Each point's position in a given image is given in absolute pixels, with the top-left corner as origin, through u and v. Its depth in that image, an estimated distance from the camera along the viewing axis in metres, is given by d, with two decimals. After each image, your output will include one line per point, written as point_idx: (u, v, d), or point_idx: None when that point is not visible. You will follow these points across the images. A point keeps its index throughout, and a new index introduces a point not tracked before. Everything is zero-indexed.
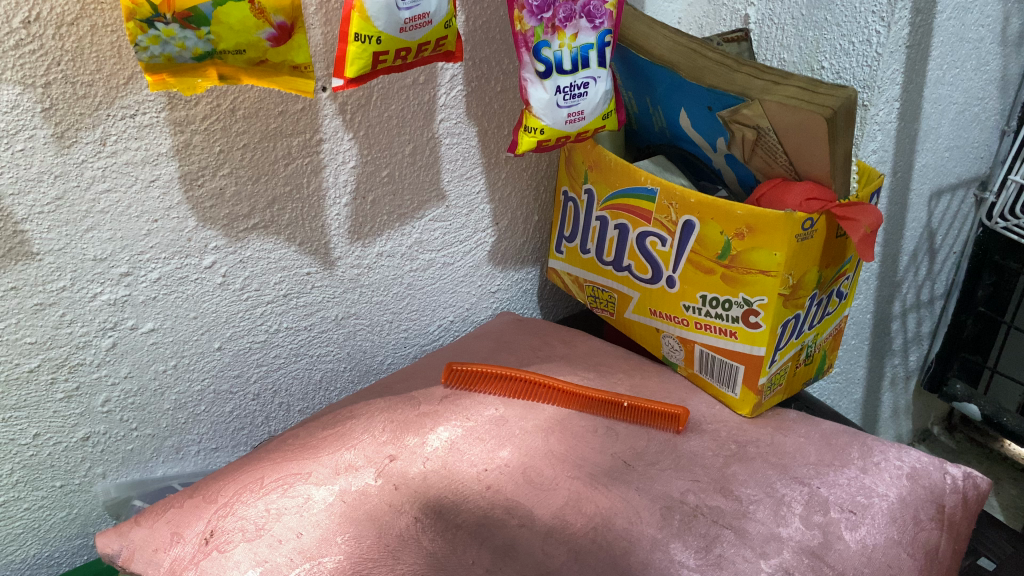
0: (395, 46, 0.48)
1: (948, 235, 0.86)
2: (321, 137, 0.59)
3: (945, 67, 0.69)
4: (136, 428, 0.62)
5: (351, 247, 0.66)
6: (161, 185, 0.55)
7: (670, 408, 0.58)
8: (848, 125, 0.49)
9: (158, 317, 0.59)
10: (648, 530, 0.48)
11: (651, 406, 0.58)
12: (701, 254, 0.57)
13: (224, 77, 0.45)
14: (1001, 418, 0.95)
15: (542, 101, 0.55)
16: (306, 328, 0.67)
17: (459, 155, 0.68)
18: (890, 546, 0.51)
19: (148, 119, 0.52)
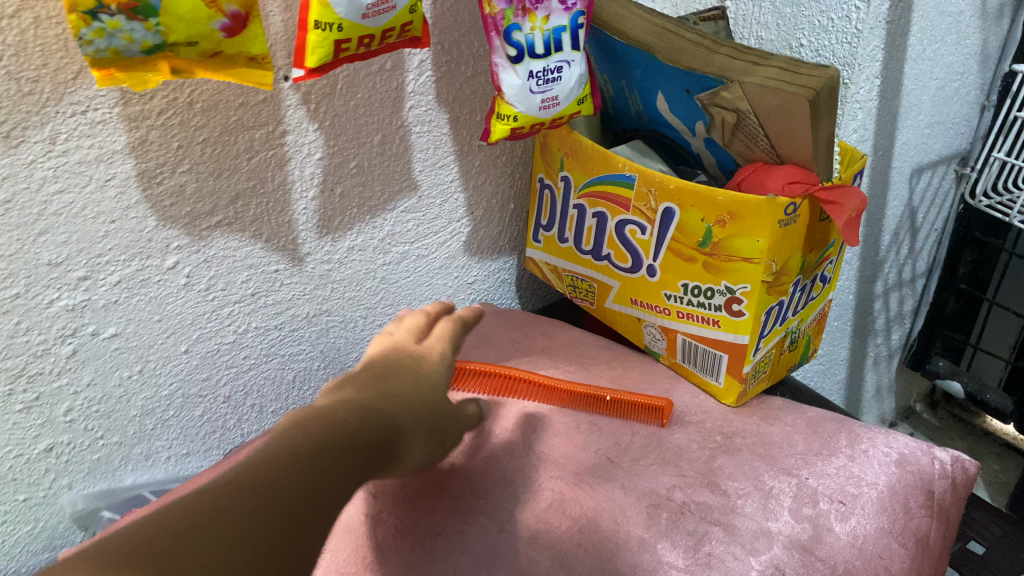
0: (357, 33, 0.45)
1: (929, 213, 0.85)
2: (284, 129, 0.57)
3: (926, 43, 0.68)
4: (102, 437, 0.60)
5: (320, 242, 0.64)
6: (118, 184, 0.52)
7: (654, 402, 0.56)
8: (831, 105, 0.47)
9: (120, 321, 0.57)
10: (635, 531, 0.47)
11: (634, 400, 0.57)
12: (682, 242, 0.55)
13: (177, 72, 0.43)
14: (984, 396, 0.96)
15: (514, 87, 0.53)
16: (276, 327, 0.65)
17: (430, 143, 0.66)
18: (881, 536, 0.50)
19: (100, 116, 0.49)
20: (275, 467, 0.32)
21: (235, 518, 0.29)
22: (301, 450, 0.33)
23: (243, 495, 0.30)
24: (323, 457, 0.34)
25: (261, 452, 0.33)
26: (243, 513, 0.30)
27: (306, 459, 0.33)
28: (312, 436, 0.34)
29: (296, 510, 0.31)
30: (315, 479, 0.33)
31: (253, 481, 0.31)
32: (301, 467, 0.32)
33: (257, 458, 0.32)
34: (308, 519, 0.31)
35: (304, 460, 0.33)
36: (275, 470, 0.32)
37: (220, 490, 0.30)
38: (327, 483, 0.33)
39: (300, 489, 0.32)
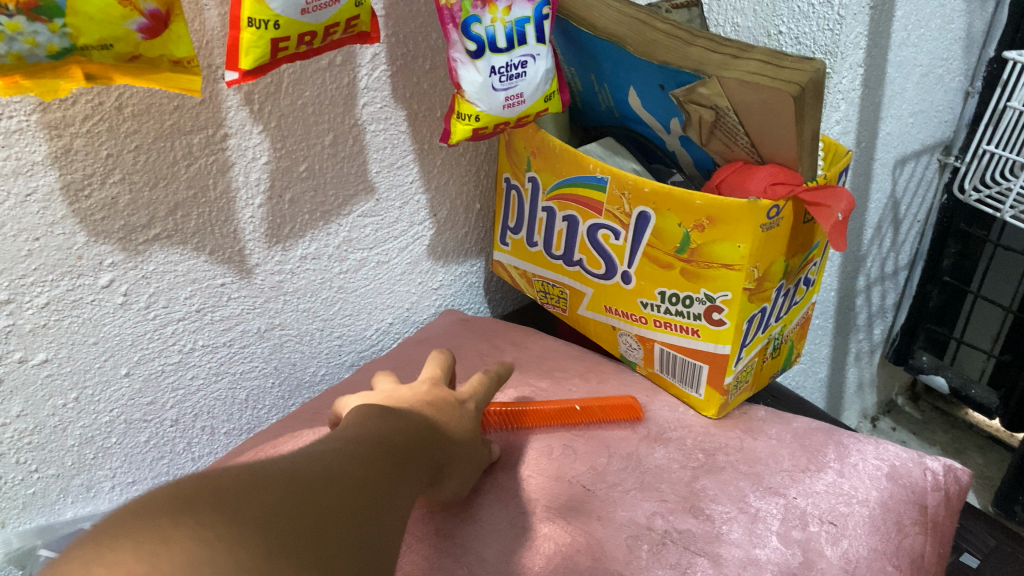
0: (297, 30, 0.41)
1: (912, 203, 0.82)
2: (226, 132, 0.52)
3: (910, 28, 0.65)
4: (36, 470, 0.55)
5: (269, 252, 0.59)
6: (40, 198, 0.47)
7: (624, 404, 0.55)
8: (816, 102, 0.43)
9: (51, 346, 0.52)
10: (615, 566, 0.43)
11: (607, 404, 0.55)
12: (657, 248, 0.52)
13: (91, 78, 0.38)
14: (969, 391, 0.94)
15: (475, 85, 0.48)
16: (225, 344, 0.60)
17: (387, 142, 0.61)
18: (875, 559, 0.47)
19: (15, 124, 0.44)
20: (362, 459, 0.35)
21: (341, 479, 0.32)
22: (376, 458, 0.36)
23: (348, 474, 0.33)
24: (393, 468, 0.37)
25: (348, 446, 0.36)
26: (347, 482, 0.33)
27: (382, 464, 0.36)
28: (387, 448, 0.38)
29: (380, 496, 0.34)
30: (392, 479, 0.36)
31: (349, 463, 0.34)
32: (380, 465, 0.36)
33: (348, 449, 0.35)
34: (384, 503, 0.34)
35: (381, 462, 0.36)
36: (363, 461, 0.35)
37: (324, 460, 0.33)
38: (398, 483, 0.36)
39: (385, 483, 0.35)
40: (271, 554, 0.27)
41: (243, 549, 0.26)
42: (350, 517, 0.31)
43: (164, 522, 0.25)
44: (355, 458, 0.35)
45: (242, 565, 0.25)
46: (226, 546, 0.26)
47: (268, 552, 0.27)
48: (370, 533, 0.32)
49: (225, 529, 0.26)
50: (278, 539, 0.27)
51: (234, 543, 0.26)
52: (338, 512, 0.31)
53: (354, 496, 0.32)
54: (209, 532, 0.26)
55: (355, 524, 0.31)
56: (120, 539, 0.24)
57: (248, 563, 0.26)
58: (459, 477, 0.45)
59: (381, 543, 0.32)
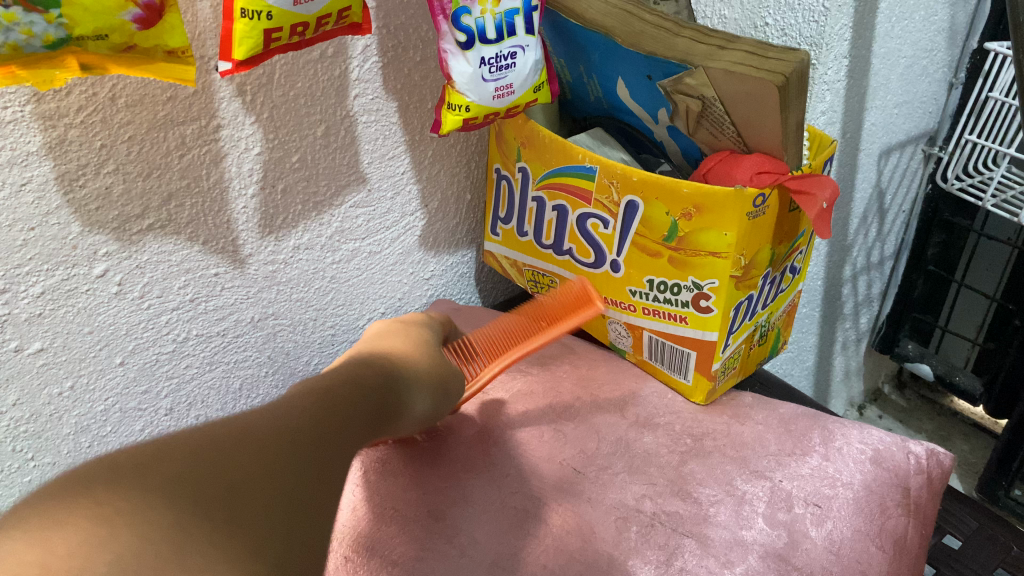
0: (289, 21, 0.41)
1: (898, 193, 0.83)
2: (218, 122, 0.53)
3: (894, 20, 0.67)
4: (33, 458, 0.56)
5: (263, 242, 0.60)
6: (35, 188, 0.47)
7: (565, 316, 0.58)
8: (801, 92, 0.44)
9: (46, 335, 0.52)
10: (605, 547, 0.44)
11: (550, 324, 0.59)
12: (646, 236, 0.52)
13: (87, 68, 0.38)
14: (954, 378, 0.96)
15: (465, 75, 0.49)
16: (219, 333, 0.61)
17: (379, 133, 0.62)
18: (858, 540, 0.48)
19: (10, 115, 0.44)
20: (288, 417, 0.36)
21: (266, 440, 0.33)
22: (313, 407, 0.37)
23: (277, 436, 0.34)
24: (340, 411, 0.39)
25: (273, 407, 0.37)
26: (274, 441, 0.33)
27: (313, 416, 0.37)
28: (330, 395, 0.39)
29: (321, 445, 0.36)
30: (338, 424, 0.38)
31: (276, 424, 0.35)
32: (316, 417, 0.37)
33: (278, 408, 0.36)
34: (319, 452, 0.35)
35: (318, 411, 0.37)
36: (301, 413, 0.37)
37: (245, 423, 0.34)
38: (339, 428, 0.38)
39: (325, 430, 0.37)
40: (182, 520, 0.27)
41: (149, 518, 0.26)
42: (273, 474, 0.32)
43: (62, 505, 0.26)
44: (284, 417, 0.36)
45: (147, 532, 0.26)
46: (131, 519, 0.26)
47: (178, 519, 0.27)
48: (300, 485, 0.33)
49: (130, 503, 0.27)
50: (187, 503, 0.28)
51: (136, 515, 0.26)
52: (260, 470, 0.31)
53: (278, 453, 0.33)
54: (111, 508, 0.26)
55: (283, 479, 0.32)
56: (16, 527, 0.25)
57: (154, 528, 0.26)
58: (422, 400, 0.47)
59: (319, 493, 0.34)
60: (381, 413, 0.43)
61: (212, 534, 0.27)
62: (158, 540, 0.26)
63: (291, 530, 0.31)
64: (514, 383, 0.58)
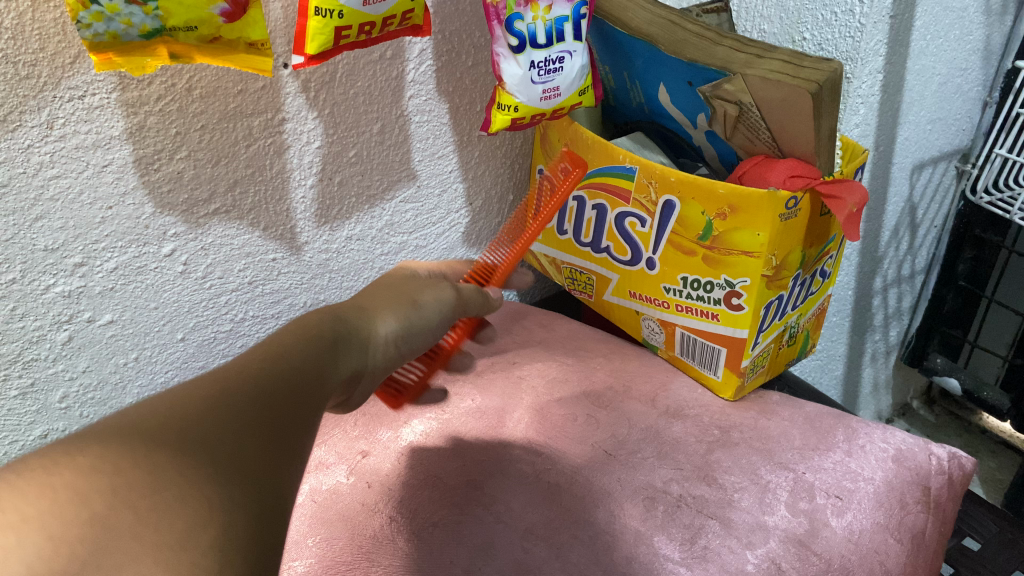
0: (358, 20, 0.45)
1: (929, 208, 0.87)
2: (283, 116, 0.56)
3: (929, 38, 0.69)
4: None
5: (318, 231, 0.63)
6: (115, 170, 0.51)
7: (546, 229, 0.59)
8: (833, 100, 0.47)
9: (116, 308, 0.56)
10: (632, 523, 0.47)
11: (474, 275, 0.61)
12: (682, 235, 0.55)
13: (174, 56, 0.42)
14: (981, 393, 0.98)
15: (515, 77, 0.52)
16: (273, 316, 0.65)
17: (430, 133, 0.65)
18: (877, 531, 0.49)
19: (97, 101, 0.48)
20: (231, 378, 0.33)
21: (223, 397, 0.31)
22: (288, 337, 0.37)
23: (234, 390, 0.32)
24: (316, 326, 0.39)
25: (209, 376, 0.33)
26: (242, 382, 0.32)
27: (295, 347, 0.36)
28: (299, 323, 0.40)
29: (300, 363, 0.36)
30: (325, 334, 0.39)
31: (214, 393, 0.31)
32: (289, 346, 0.37)
33: (238, 362, 0.34)
34: (301, 387, 0.34)
35: (294, 338, 0.38)
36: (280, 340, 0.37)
37: (175, 396, 0.30)
38: (324, 345, 0.38)
39: (310, 353, 0.37)
40: (99, 514, 0.24)
41: (65, 512, 0.24)
42: (240, 429, 0.30)
43: None
44: (226, 378, 0.33)
45: (70, 516, 0.24)
46: (38, 522, 0.23)
47: (92, 514, 0.24)
48: (278, 434, 0.31)
49: (33, 508, 0.24)
50: (103, 498, 0.25)
51: (58, 505, 0.24)
52: (224, 425, 0.30)
53: (242, 399, 0.31)
54: (15, 515, 0.23)
55: (253, 425, 0.31)
56: None
57: (78, 512, 0.24)
58: (393, 320, 0.44)
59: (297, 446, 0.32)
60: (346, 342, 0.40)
61: (135, 525, 0.24)
62: (85, 525, 0.24)
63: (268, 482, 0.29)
64: (550, 371, 0.61)
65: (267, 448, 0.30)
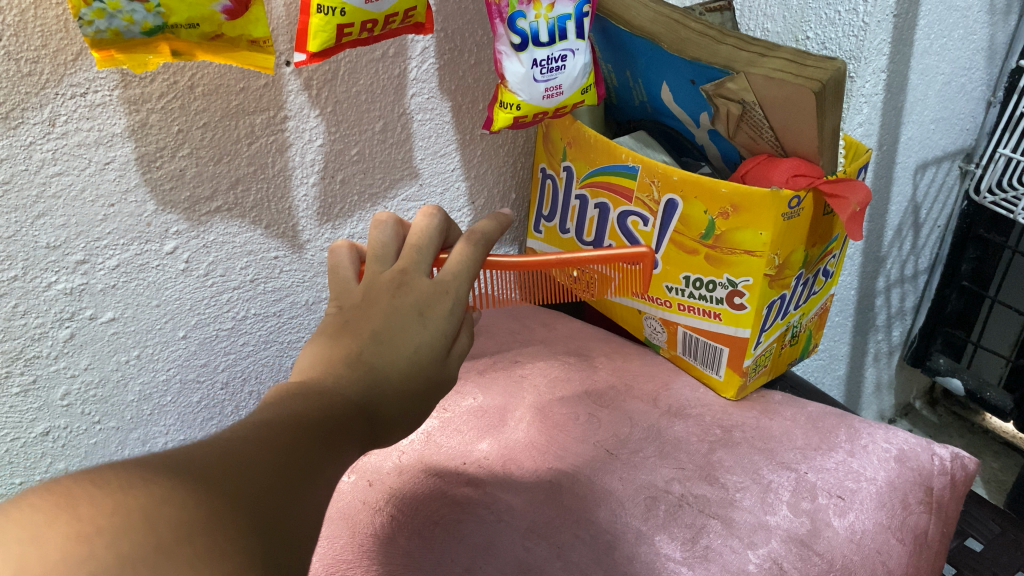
0: (360, 18, 0.45)
1: (933, 208, 0.87)
2: (286, 114, 0.56)
3: (932, 37, 0.69)
4: (99, 422, 0.60)
5: (320, 229, 0.63)
6: (117, 167, 0.51)
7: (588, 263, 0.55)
8: (837, 99, 0.46)
9: (118, 306, 0.56)
10: (633, 523, 0.47)
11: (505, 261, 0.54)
12: (684, 234, 0.55)
13: (178, 54, 0.42)
14: (984, 394, 0.97)
15: (518, 75, 0.52)
16: (275, 314, 0.65)
17: (432, 131, 0.65)
18: (879, 532, 0.49)
19: (99, 98, 0.48)
20: (273, 440, 0.30)
21: (271, 453, 0.29)
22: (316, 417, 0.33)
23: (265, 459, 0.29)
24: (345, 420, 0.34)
25: (251, 426, 0.31)
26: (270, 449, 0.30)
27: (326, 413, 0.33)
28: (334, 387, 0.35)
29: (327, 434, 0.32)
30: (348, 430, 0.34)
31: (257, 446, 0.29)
32: (329, 407, 0.33)
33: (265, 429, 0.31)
34: (335, 454, 0.32)
35: (331, 406, 0.33)
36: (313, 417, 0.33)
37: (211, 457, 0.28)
38: (353, 431, 0.34)
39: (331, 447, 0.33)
40: (166, 542, 0.23)
41: (133, 534, 0.23)
42: (284, 491, 0.29)
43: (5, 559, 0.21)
44: (268, 429, 0.31)
45: (139, 538, 0.23)
46: (110, 537, 0.22)
47: (159, 541, 0.23)
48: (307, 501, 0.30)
49: (107, 522, 0.23)
50: (168, 526, 0.24)
51: (128, 523, 0.23)
52: (269, 485, 0.28)
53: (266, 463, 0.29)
54: (90, 525, 0.22)
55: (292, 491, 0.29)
56: None
57: (146, 538, 0.23)
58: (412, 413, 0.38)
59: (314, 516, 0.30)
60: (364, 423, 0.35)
61: (195, 560, 0.23)
62: (153, 553, 0.23)
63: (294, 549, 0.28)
64: (551, 370, 0.61)
65: (305, 520, 0.29)
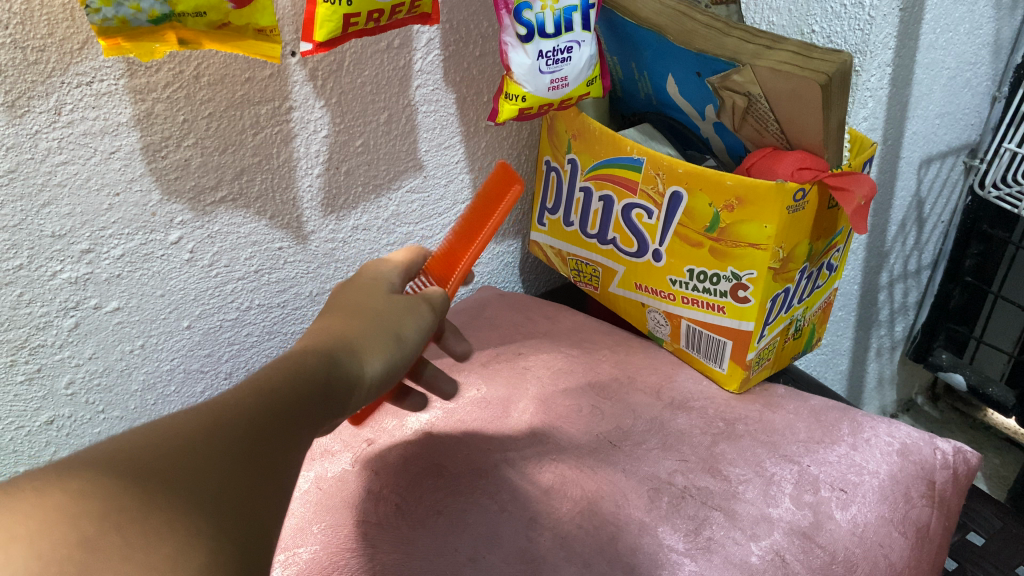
0: (366, 8, 0.45)
1: (937, 203, 0.86)
2: (291, 105, 0.56)
3: (939, 31, 0.69)
4: (103, 411, 0.60)
5: (324, 220, 0.63)
6: (122, 156, 0.51)
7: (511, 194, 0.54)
8: (843, 92, 0.46)
9: (123, 295, 0.56)
10: (636, 514, 0.47)
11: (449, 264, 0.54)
12: (689, 227, 0.55)
13: (184, 43, 0.42)
14: (986, 389, 0.97)
15: (524, 67, 0.52)
16: (279, 305, 0.65)
17: (436, 123, 0.65)
18: (882, 524, 0.49)
19: (105, 87, 0.48)
20: (234, 402, 0.32)
21: (232, 418, 0.31)
22: (277, 376, 0.35)
23: (229, 425, 0.31)
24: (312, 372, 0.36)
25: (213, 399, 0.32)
26: (239, 414, 0.31)
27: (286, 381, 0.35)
28: (296, 358, 0.37)
29: (304, 405, 0.34)
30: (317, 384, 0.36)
31: (234, 417, 0.31)
32: (288, 371, 0.35)
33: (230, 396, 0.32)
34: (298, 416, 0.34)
35: (291, 372, 0.35)
36: (271, 377, 0.35)
37: (173, 427, 0.29)
38: (317, 387, 0.36)
39: (303, 396, 0.35)
40: (90, 535, 0.24)
41: (54, 533, 0.23)
42: (240, 457, 0.30)
43: None
44: (240, 396, 0.32)
45: (59, 538, 0.23)
46: (26, 540, 0.23)
47: (82, 535, 0.23)
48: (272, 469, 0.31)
49: (25, 529, 0.23)
50: (92, 519, 0.24)
51: (47, 524, 0.23)
52: (220, 464, 0.29)
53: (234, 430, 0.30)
54: (5, 532, 0.23)
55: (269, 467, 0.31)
56: None
57: (67, 534, 0.23)
58: (382, 356, 0.41)
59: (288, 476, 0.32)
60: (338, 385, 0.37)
61: (125, 548, 0.24)
62: (75, 549, 0.23)
63: (262, 523, 0.29)
64: (555, 362, 0.61)
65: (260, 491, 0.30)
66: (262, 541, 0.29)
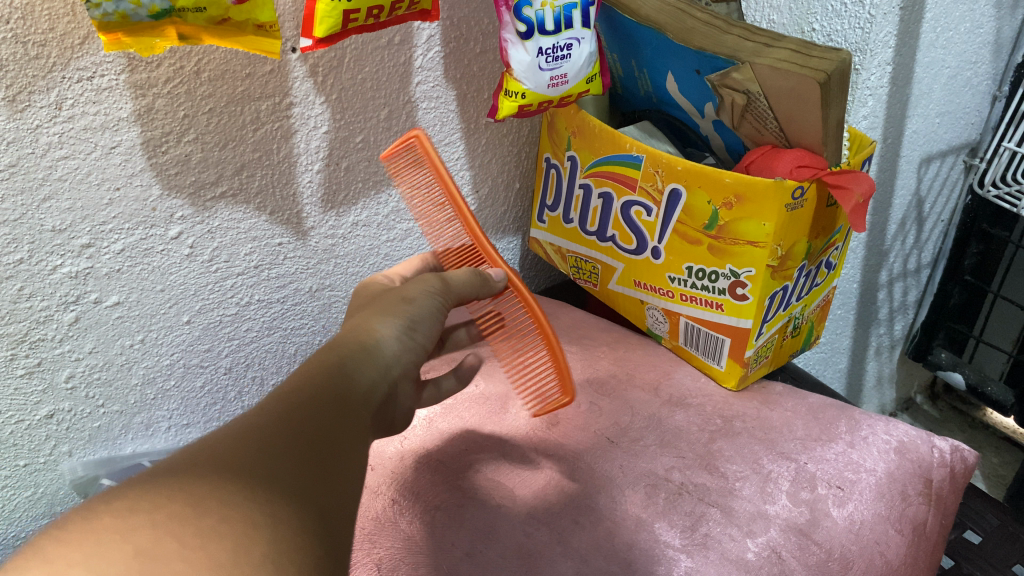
0: (366, 4, 0.45)
1: (937, 202, 0.87)
2: (291, 101, 0.56)
3: (939, 30, 0.69)
4: (102, 405, 0.60)
5: (324, 216, 0.63)
6: (123, 151, 0.51)
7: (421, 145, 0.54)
8: (842, 90, 0.46)
9: (123, 290, 0.56)
10: (633, 510, 0.47)
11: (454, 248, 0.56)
12: (687, 224, 0.55)
13: (184, 38, 0.42)
14: (985, 388, 0.98)
15: (523, 64, 0.52)
16: (279, 300, 0.65)
17: (437, 119, 0.65)
18: (878, 522, 0.49)
19: (106, 82, 0.48)
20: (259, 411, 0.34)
21: (259, 422, 0.33)
22: (294, 380, 0.37)
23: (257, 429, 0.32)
24: (325, 364, 0.38)
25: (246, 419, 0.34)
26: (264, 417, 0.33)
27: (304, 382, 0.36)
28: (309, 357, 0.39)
29: (331, 391, 0.36)
30: (331, 368, 0.38)
31: (261, 420, 0.33)
32: (303, 374, 0.37)
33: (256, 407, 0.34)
34: (326, 400, 0.35)
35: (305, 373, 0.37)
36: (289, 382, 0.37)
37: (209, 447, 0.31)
38: (332, 370, 0.38)
39: (320, 382, 0.37)
40: (144, 547, 0.25)
41: (108, 552, 0.24)
42: (277, 445, 0.31)
43: None
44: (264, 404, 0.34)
45: (114, 555, 0.24)
46: (82, 564, 0.24)
47: (137, 547, 0.24)
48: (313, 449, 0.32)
49: (80, 554, 0.24)
50: (144, 532, 0.25)
51: (100, 545, 0.24)
52: (259, 457, 0.30)
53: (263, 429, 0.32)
54: (61, 562, 0.24)
55: (315, 444, 0.33)
56: None
57: (124, 548, 0.24)
58: (392, 320, 0.43)
59: (334, 450, 0.33)
60: (355, 362, 0.39)
61: (183, 551, 0.25)
62: (132, 560, 0.24)
63: (323, 496, 0.30)
64: None
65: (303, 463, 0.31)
66: (327, 513, 0.30)
